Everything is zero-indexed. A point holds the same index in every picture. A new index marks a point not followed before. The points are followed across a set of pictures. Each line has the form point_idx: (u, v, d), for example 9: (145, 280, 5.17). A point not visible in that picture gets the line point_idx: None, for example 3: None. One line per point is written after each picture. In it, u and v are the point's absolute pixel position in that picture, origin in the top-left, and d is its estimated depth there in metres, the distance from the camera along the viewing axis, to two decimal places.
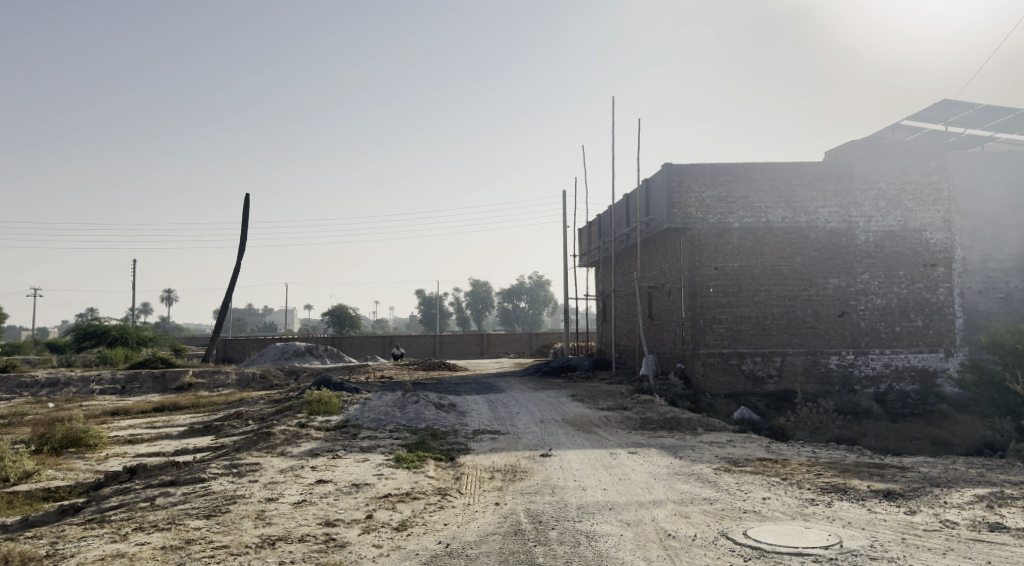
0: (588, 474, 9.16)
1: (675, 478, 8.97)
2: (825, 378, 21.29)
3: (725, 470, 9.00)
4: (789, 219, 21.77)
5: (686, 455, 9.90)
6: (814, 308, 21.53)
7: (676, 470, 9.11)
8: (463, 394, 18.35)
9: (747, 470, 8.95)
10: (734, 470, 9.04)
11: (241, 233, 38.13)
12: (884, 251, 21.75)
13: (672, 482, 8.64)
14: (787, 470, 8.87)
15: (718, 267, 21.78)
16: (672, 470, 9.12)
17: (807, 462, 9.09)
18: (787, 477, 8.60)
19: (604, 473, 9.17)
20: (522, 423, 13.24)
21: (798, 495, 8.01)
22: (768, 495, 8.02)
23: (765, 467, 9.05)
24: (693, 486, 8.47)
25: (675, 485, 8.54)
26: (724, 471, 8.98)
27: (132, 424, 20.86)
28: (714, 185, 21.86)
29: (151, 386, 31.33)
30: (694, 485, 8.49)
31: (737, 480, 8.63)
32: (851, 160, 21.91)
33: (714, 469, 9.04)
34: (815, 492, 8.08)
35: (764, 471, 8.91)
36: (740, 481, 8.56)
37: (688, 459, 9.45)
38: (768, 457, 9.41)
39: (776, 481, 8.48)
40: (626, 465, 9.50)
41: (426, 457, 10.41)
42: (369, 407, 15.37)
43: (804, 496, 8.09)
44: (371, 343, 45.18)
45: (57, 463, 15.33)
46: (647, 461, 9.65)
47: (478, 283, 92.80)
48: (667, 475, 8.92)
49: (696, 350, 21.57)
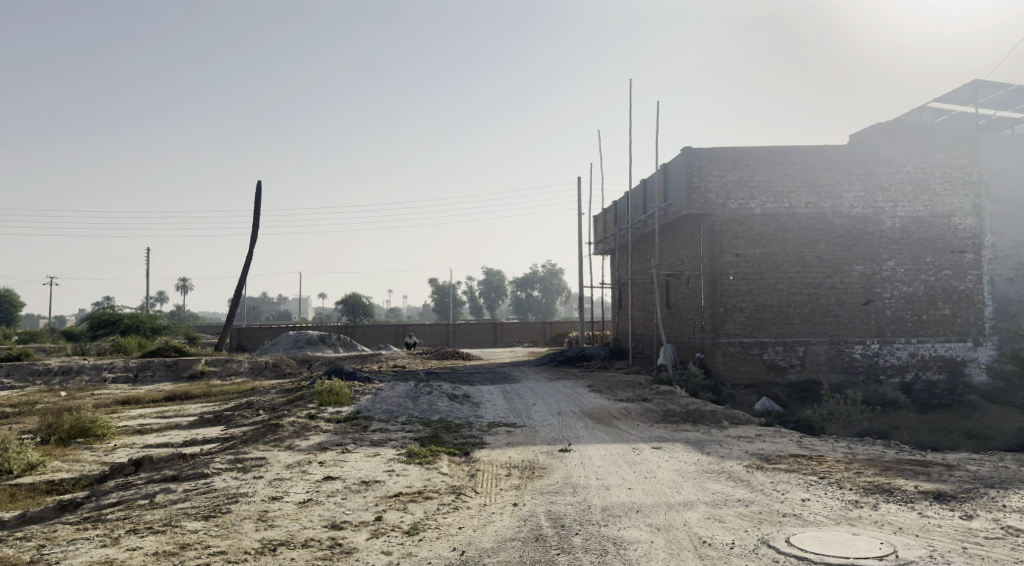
0: (612, 471, 8.68)
1: (705, 476, 8.47)
2: (849, 368, 20.71)
3: (757, 468, 8.49)
4: (812, 205, 21.12)
5: (713, 450, 9.39)
6: (838, 297, 20.93)
7: (706, 468, 8.61)
8: (478, 384, 17.91)
9: (781, 468, 8.44)
10: (766, 467, 8.53)
11: (253, 221, 37.82)
12: (911, 237, 21.09)
13: (703, 481, 8.14)
14: (824, 468, 8.34)
15: (739, 255, 21.15)
16: (701, 468, 8.61)
17: (845, 459, 8.57)
18: (825, 476, 8.08)
19: (629, 470, 8.68)
20: (539, 415, 12.77)
21: (840, 496, 7.49)
22: (808, 496, 7.52)
23: (800, 464, 8.53)
24: (725, 486, 7.97)
25: (706, 484, 8.04)
26: (756, 469, 8.47)
27: (141, 414, 20.55)
28: (735, 169, 21.22)
29: (163, 374, 31.11)
30: (726, 485, 8.00)
31: (771, 479, 8.12)
32: (877, 143, 21.24)
33: (746, 467, 8.52)
34: (858, 494, 7.57)
35: (800, 469, 8.39)
36: (775, 480, 8.05)
37: (717, 455, 8.94)
38: (802, 454, 8.88)
39: (814, 481, 7.97)
40: (652, 461, 9.01)
41: (439, 452, 9.95)
42: (380, 397, 14.93)
43: (845, 498, 7.57)
44: (385, 331, 44.87)
45: (64, 454, 15.01)
46: (673, 457, 9.15)
47: (493, 271, 92.28)
48: (696, 473, 8.43)
49: (715, 340, 20.96)
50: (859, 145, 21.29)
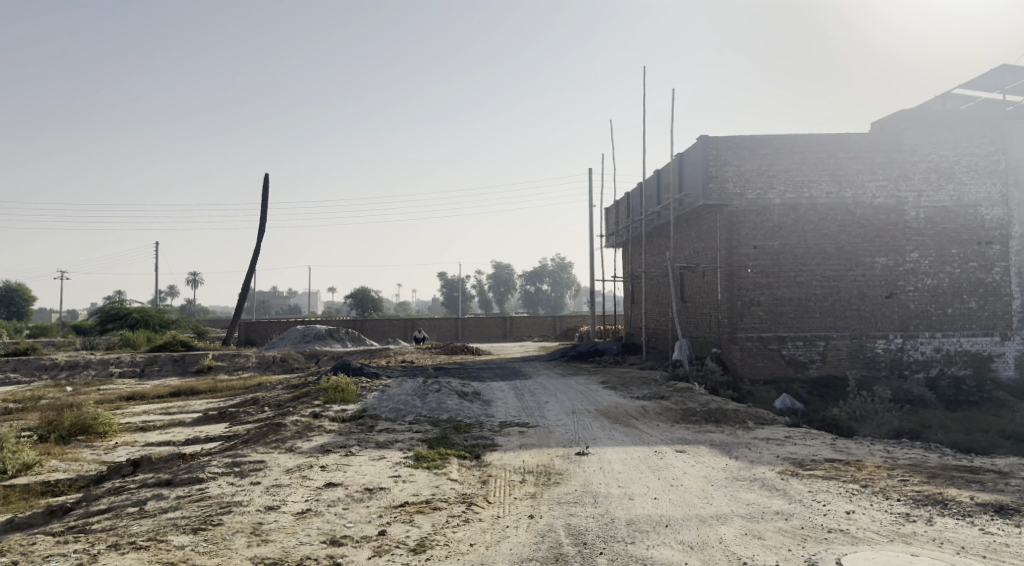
0: (635, 478, 8.12)
1: (735, 484, 7.91)
2: (871, 363, 20.09)
3: (791, 475, 7.93)
4: (833, 194, 20.46)
5: (742, 454, 8.82)
6: (860, 289, 20.29)
7: (736, 475, 8.04)
8: (488, 380, 17.37)
9: (818, 475, 7.88)
10: (802, 474, 7.95)
11: (261, 213, 37.37)
12: (936, 228, 20.40)
13: (734, 491, 7.58)
14: (866, 475, 7.77)
15: (758, 246, 20.50)
16: (730, 475, 8.05)
17: (887, 466, 8.01)
18: (867, 485, 7.51)
19: (653, 477, 8.12)
20: (553, 414, 12.24)
21: (889, 509, 6.95)
22: (852, 509, 6.99)
23: (839, 470, 7.96)
24: (759, 496, 7.41)
25: (738, 494, 7.48)
26: (790, 477, 7.89)
27: (145, 410, 20.09)
28: (753, 157, 20.57)
29: (170, 369, 30.74)
30: (760, 495, 7.43)
31: (809, 487, 7.56)
32: (900, 131, 20.55)
33: (780, 474, 7.95)
34: (906, 506, 7.01)
35: (838, 477, 7.83)
36: (813, 489, 7.50)
37: (747, 460, 8.37)
38: (839, 459, 8.32)
39: (856, 490, 7.41)
40: (677, 466, 8.45)
41: (448, 455, 9.40)
42: (387, 395, 14.40)
43: (893, 511, 7.01)
44: (393, 326, 44.39)
45: (63, 452, 14.56)
46: (699, 462, 8.59)
47: (502, 265, 91.61)
48: (726, 481, 7.86)
49: (733, 334, 20.32)
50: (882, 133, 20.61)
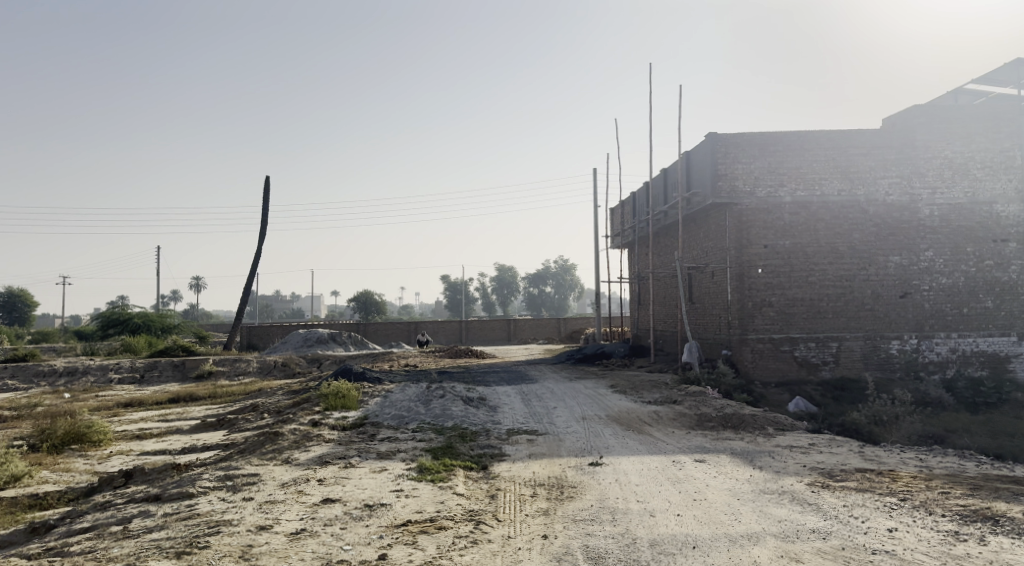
0: (654, 492, 7.65)
1: (762, 498, 7.45)
2: (885, 365, 19.58)
3: (823, 488, 7.49)
4: (845, 192, 19.96)
5: (766, 464, 8.35)
6: (874, 289, 19.79)
7: (762, 487, 7.58)
8: (494, 384, 16.90)
9: (852, 488, 7.43)
10: (833, 487, 7.51)
11: (262, 215, 36.98)
12: (950, 226, 19.89)
13: (763, 506, 7.14)
14: (904, 488, 7.34)
15: (769, 245, 19.99)
16: (756, 488, 7.59)
17: (925, 478, 7.56)
18: (906, 498, 7.09)
19: (674, 491, 7.66)
20: (562, 420, 11.77)
21: (935, 527, 6.54)
22: (895, 527, 6.57)
23: (873, 483, 7.52)
24: (791, 511, 6.98)
25: (768, 509, 7.05)
26: (821, 490, 7.44)
27: (142, 417, 19.64)
28: (763, 155, 20.10)
29: (171, 375, 30.27)
30: (792, 511, 7.00)
31: (844, 501, 7.12)
32: (913, 126, 20.05)
33: (809, 487, 7.49)
34: (953, 523, 6.59)
35: (874, 490, 7.40)
36: (849, 504, 7.06)
37: (772, 471, 7.91)
38: (871, 470, 7.87)
39: (896, 505, 6.98)
40: (698, 478, 7.99)
41: (453, 467, 8.92)
42: (389, 401, 13.91)
43: (939, 528, 6.60)
44: (396, 329, 43.93)
45: (55, 463, 14.09)
46: (721, 473, 8.13)
47: (505, 268, 91.10)
48: (752, 495, 7.40)
49: (743, 336, 19.79)
50: (894, 128, 20.12)
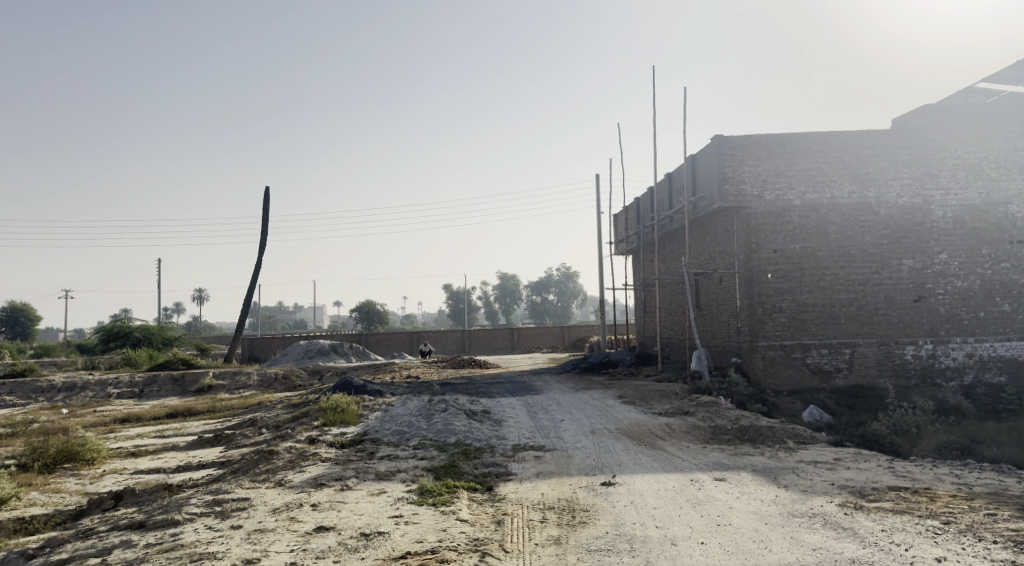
0: (673, 516, 7.21)
1: (790, 522, 7.02)
2: (901, 371, 19.05)
3: (858, 512, 7.06)
4: (856, 194, 19.47)
5: (791, 483, 7.88)
6: (887, 293, 19.27)
7: (789, 511, 7.14)
8: (499, 396, 16.39)
9: (890, 512, 7.01)
10: (867, 509, 7.12)
11: (262, 225, 36.54)
12: (965, 228, 19.39)
13: (794, 532, 6.73)
14: (947, 512, 6.94)
15: (778, 250, 19.49)
16: (783, 512, 7.14)
17: (967, 503, 7.13)
18: (949, 522, 6.71)
19: (695, 515, 7.21)
20: (570, 434, 11.28)
21: (989, 558, 6.15)
22: (945, 557, 6.19)
23: (911, 505, 7.12)
24: (825, 539, 6.56)
25: (799, 537, 6.62)
26: (854, 512, 7.05)
27: (139, 433, 19.10)
28: (772, 157, 19.60)
29: (171, 389, 29.76)
30: (826, 537, 6.61)
31: (884, 527, 6.71)
32: (925, 126, 19.55)
33: (841, 509, 7.10)
34: (1007, 552, 6.20)
35: (912, 512, 7.02)
36: (890, 530, 6.66)
37: (800, 491, 7.47)
38: (909, 491, 7.44)
39: (941, 531, 6.59)
40: (720, 500, 7.53)
41: (456, 489, 8.42)
42: (390, 417, 13.39)
43: (992, 557, 6.21)
44: (399, 340, 43.41)
45: (45, 484, 13.58)
46: (743, 493, 7.66)
47: (507, 276, 90.63)
48: (780, 520, 6.98)
49: (754, 344, 19.24)
50: (905, 128, 19.63)
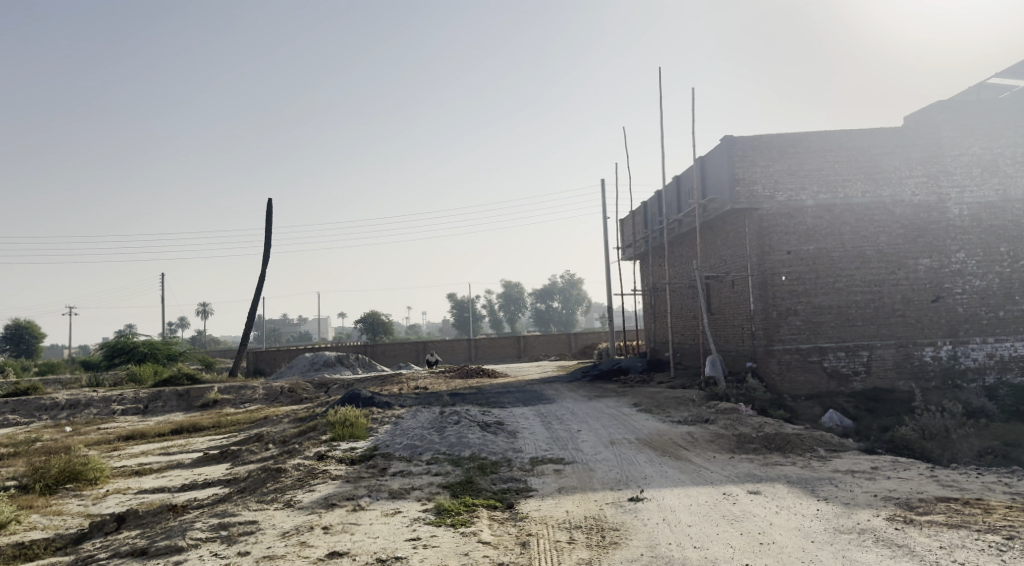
0: (713, 534, 6.99)
1: (838, 539, 6.85)
2: (920, 373, 18.60)
3: (910, 525, 6.91)
4: (870, 193, 19.05)
5: (833, 495, 7.67)
6: (904, 294, 18.85)
7: (837, 527, 6.98)
8: (511, 406, 15.99)
9: (946, 526, 6.87)
10: (919, 523, 6.97)
11: (266, 237, 36.27)
12: (982, 225, 18.97)
13: (845, 550, 6.58)
14: (1004, 525, 6.79)
15: (792, 251, 19.08)
16: (831, 528, 6.97)
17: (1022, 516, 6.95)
18: (1013, 537, 6.54)
19: (735, 534, 6.96)
20: (587, 446, 10.88)
21: None
22: None
23: (967, 517, 6.99)
24: (879, 559, 6.39)
25: (851, 556, 6.46)
26: (906, 527, 6.89)
27: (144, 450, 18.70)
28: (783, 157, 19.22)
29: (175, 404, 29.38)
30: (880, 556, 6.45)
31: (943, 544, 6.56)
32: (938, 123, 19.15)
33: (890, 524, 6.94)
34: None
35: (968, 526, 6.86)
36: (950, 546, 6.52)
37: (845, 505, 7.31)
38: (959, 505, 7.28)
39: (1003, 549, 6.43)
40: (758, 516, 7.29)
41: (475, 507, 8.06)
42: (400, 430, 12.99)
43: None
44: (405, 350, 43.03)
45: (47, 505, 13.19)
46: (783, 509, 7.42)
47: (511, 284, 90.26)
48: (827, 537, 6.78)
49: (769, 348, 18.81)
50: (918, 125, 19.24)
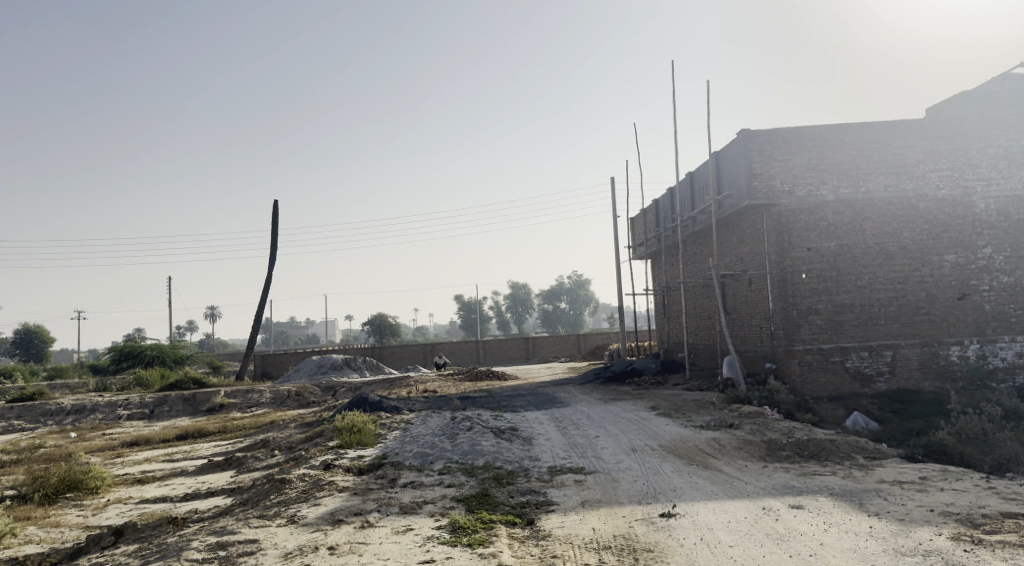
0: (760, 555, 6.73)
1: (902, 560, 6.57)
2: (946, 373, 17.97)
3: (980, 548, 6.64)
4: (892, 187, 18.43)
5: (885, 512, 7.47)
6: (929, 291, 18.20)
7: (898, 548, 6.73)
8: (523, 410, 15.43)
9: (1018, 546, 6.62)
10: (989, 543, 6.71)
11: (272, 239, 35.81)
12: (1010, 220, 18.36)
13: None
14: None
15: (812, 248, 18.47)
16: (892, 549, 6.71)
17: None
18: None
19: (784, 554, 6.74)
20: (608, 453, 10.37)
21: None
22: None
23: None
24: None
25: None
26: (975, 548, 6.64)
27: (146, 457, 18.15)
28: (802, 151, 18.61)
29: (181, 409, 28.89)
30: None
31: None
32: (964, 115, 18.52)
33: (957, 545, 6.69)
34: None
35: None
36: None
37: (902, 523, 7.11)
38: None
39: None
40: (807, 534, 7.06)
41: (493, 524, 7.67)
42: (410, 437, 12.45)
43: None
44: (413, 352, 42.49)
45: (45, 516, 12.69)
46: (833, 527, 7.19)
47: (518, 285, 89.61)
48: (889, 560, 6.53)
49: (789, 348, 18.19)
50: (942, 116, 18.59)
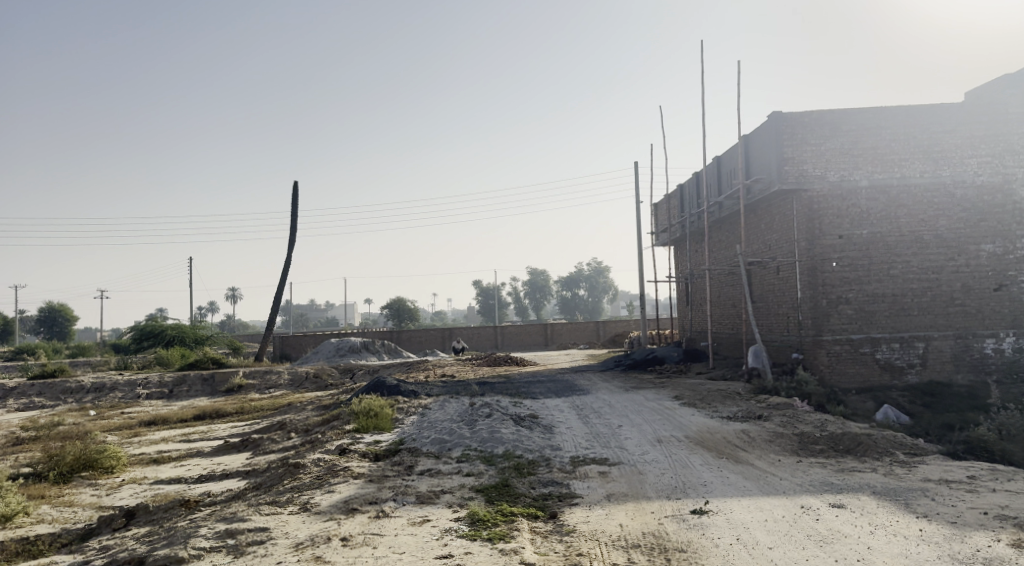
0: (803, 559, 6.36)
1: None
2: (980, 366, 17.40)
3: None
4: (928, 174, 17.82)
5: (936, 515, 7.09)
6: (964, 282, 17.60)
7: (954, 555, 6.36)
8: (544, 397, 15.08)
9: None
10: None
11: (292, 220, 35.66)
12: None
13: None
14: None
15: (844, 235, 17.91)
16: (947, 556, 6.34)
17: None
18: None
19: (829, 558, 6.37)
20: (633, 443, 10.00)
21: None
22: None
23: None
24: None
25: None
26: None
27: (163, 437, 18.00)
28: (835, 135, 18.04)
29: (200, 389, 28.85)
30: None
31: None
32: (1005, 98, 17.84)
33: (1016, 553, 6.32)
34: None
35: None
36: None
37: (956, 528, 6.74)
38: None
39: None
40: (854, 537, 6.70)
41: (514, 517, 7.34)
42: (427, 422, 12.14)
43: None
44: (431, 336, 42.26)
45: (58, 495, 12.53)
46: (879, 529, 6.81)
47: (538, 272, 89.15)
48: None
49: (818, 338, 17.68)
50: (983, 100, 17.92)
